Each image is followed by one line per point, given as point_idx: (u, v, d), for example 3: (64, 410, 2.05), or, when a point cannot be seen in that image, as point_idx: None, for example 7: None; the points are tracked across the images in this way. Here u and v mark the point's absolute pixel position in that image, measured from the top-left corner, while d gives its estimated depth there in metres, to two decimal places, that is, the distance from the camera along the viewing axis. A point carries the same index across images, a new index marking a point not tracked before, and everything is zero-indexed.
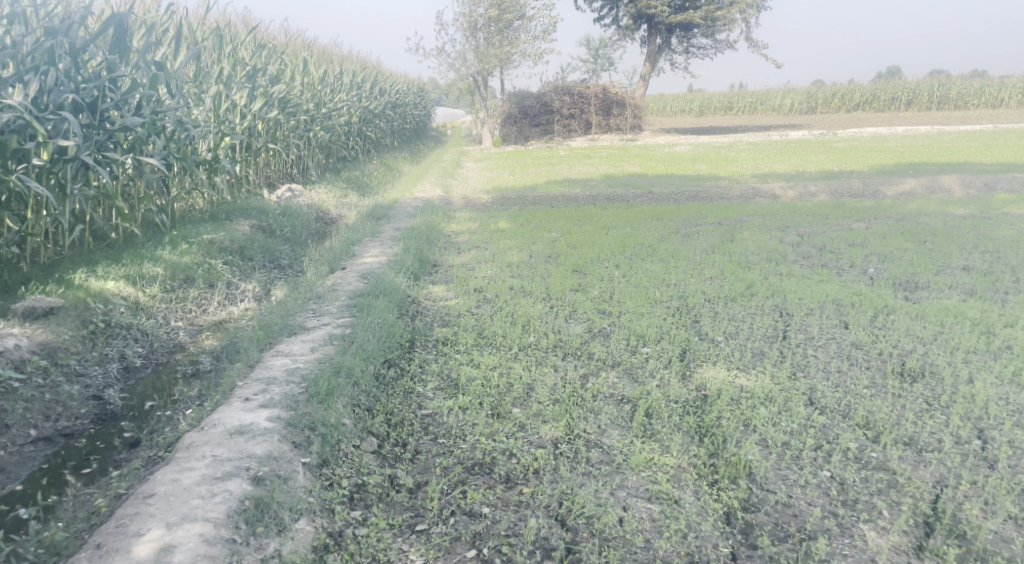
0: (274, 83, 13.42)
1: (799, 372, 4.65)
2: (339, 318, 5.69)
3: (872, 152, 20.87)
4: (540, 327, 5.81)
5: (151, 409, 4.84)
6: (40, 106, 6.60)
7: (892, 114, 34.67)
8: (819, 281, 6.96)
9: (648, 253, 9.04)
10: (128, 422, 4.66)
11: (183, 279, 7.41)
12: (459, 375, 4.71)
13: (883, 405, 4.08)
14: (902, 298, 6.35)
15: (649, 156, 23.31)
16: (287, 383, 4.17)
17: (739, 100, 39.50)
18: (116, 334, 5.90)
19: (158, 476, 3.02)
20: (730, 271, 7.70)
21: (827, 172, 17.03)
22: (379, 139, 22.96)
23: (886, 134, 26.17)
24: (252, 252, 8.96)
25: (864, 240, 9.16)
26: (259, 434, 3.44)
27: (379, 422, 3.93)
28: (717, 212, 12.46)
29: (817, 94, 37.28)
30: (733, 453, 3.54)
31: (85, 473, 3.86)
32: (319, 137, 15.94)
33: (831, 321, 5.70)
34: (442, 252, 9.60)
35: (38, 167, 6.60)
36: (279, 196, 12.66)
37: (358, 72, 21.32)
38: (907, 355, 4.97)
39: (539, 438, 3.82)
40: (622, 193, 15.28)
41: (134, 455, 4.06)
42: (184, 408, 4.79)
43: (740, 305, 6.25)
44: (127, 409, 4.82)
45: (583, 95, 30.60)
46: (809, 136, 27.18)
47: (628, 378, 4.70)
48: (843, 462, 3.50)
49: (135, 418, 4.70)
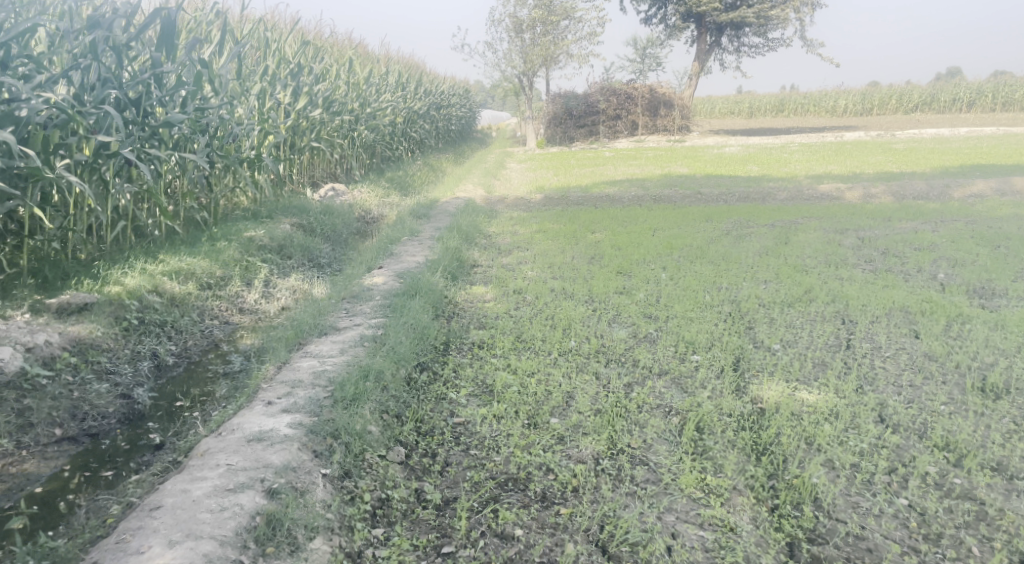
0: (320, 83, 13.44)
1: (867, 385, 4.18)
2: (372, 319, 5.49)
3: (934, 153, 19.76)
4: (582, 331, 5.50)
5: (179, 409, 4.73)
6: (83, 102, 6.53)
7: (956, 115, 33.00)
8: (883, 287, 6.43)
9: (697, 256, 8.59)
10: (154, 423, 4.57)
11: (221, 277, 7.29)
12: (494, 381, 4.44)
13: (966, 423, 3.58)
14: (979, 306, 5.76)
15: (697, 157, 22.68)
16: (312, 386, 3.97)
17: (792, 100, 38.12)
18: (150, 332, 5.84)
19: (167, 487, 2.86)
20: (786, 275, 7.24)
21: (887, 173, 16.14)
22: (424, 139, 22.95)
23: (949, 135, 24.84)
24: (291, 250, 8.82)
25: (931, 243, 8.50)
26: (278, 441, 3.26)
27: (408, 430, 3.70)
28: (771, 213, 11.87)
29: (873, 94, 35.80)
30: (794, 475, 3.16)
31: (106, 476, 3.76)
32: (364, 136, 15.95)
33: (899, 330, 5.18)
34: (481, 252, 9.37)
35: (81, 163, 6.56)
36: (323, 194, 12.67)
37: (403, 73, 21.38)
38: (989, 368, 4.42)
39: (578, 452, 3.51)
40: (669, 194, 14.77)
41: (156, 459, 3.94)
42: (210, 410, 4.67)
43: (798, 311, 5.79)
44: (154, 409, 4.74)
45: (630, 96, 30.10)
46: (866, 136, 25.98)
47: (677, 389, 4.34)
48: (922, 489, 3.06)
49: (162, 418, 4.61)
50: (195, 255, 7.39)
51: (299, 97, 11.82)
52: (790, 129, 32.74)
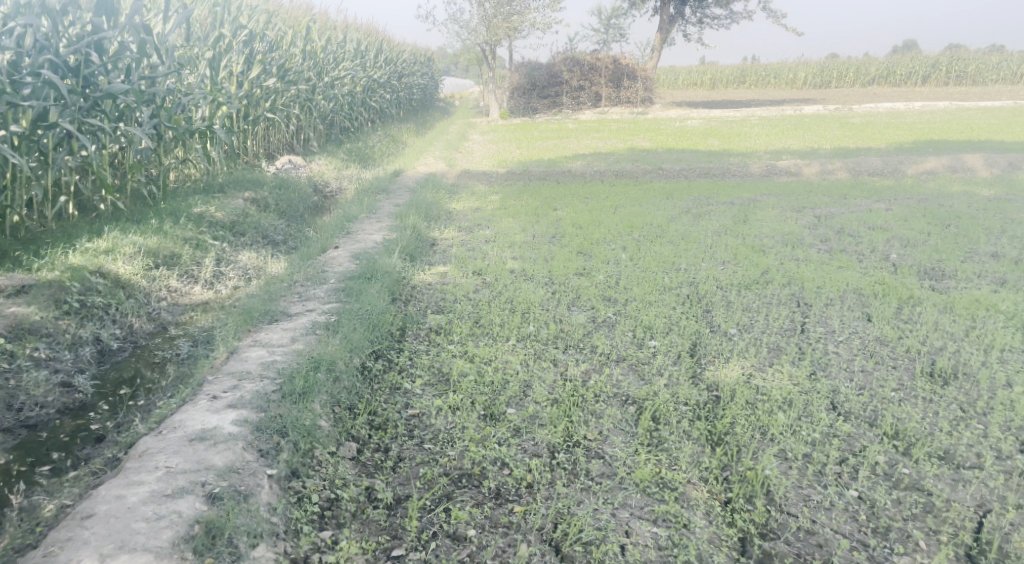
0: (274, 51, 12.87)
1: (819, 371, 4.23)
2: (325, 305, 5.33)
3: (889, 128, 20.13)
4: (540, 315, 5.44)
5: (124, 397, 4.45)
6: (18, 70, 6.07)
7: (910, 89, 33.70)
8: (837, 268, 6.52)
9: (657, 235, 8.60)
10: (97, 413, 4.27)
11: (171, 256, 6.66)
12: (451, 369, 4.35)
13: (914, 410, 3.66)
14: (928, 288, 5.88)
15: (659, 130, 22.69)
16: (261, 379, 3.82)
17: (754, 72, 38.33)
18: (93, 316, 5.27)
19: (101, 493, 2.74)
20: (744, 256, 7.29)
21: (844, 149, 16.39)
22: (384, 109, 22.34)
23: (904, 109, 25.32)
24: (244, 228, 8.25)
25: (885, 222, 8.65)
26: (221, 441, 3.13)
27: (360, 423, 3.59)
28: (730, 190, 11.95)
29: (830, 67, 36.26)
30: (747, 467, 3.18)
31: (43, 473, 3.53)
32: (321, 106, 15.42)
33: (852, 313, 5.26)
34: (441, 230, 9.20)
35: (16, 135, 6.11)
36: (279, 167, 12.24)
37: (362, 41, 20.69)
38: (937, 353, 4.51)
39: (534, 445, 3.48)
40: (631, 169, 14.73)
41: (98, 453, 3.72)
42: (158, 399, 4.39)
43: (754, 294, 5.83)
44: (98, 399, 4.42)
45: (593, 67, 29.91)
46: (825, 110, 26.33)
47: (634, 376, 4.33)
48: (871, 480, 3.11)
49: (106, 409, 4.31)
50: (142, 232, 6.78)
51: (252, 66, 11.29)
52: (751, 101, 32.99)
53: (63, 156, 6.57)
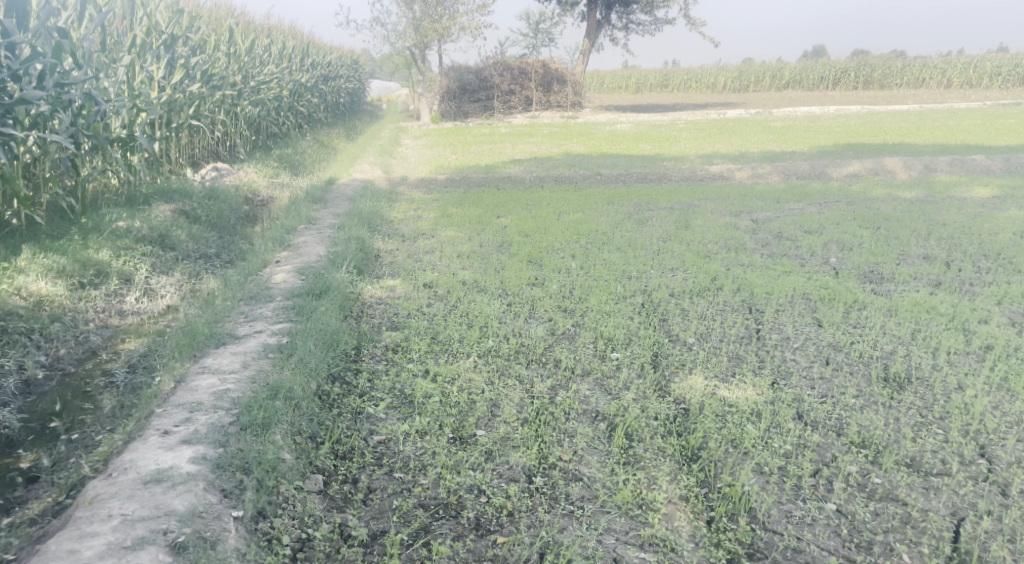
0: (197, 55, 12.21)
1: (780, 380, 4.33)
2: (274, 325, 5.03)
3: (809, 132, 21.15)
4: (500, 329, 5.32)
5: (58, 429, 3.83)
6: None
7: (823, 93, 35.59)
8: (782, 273, 6.73)
9: (603, 242, 8.65)
10: (28, 448, 3.64)
11: (97, 274, 6.13)
12: (413, 389, 4.16)
13: (877, 418, 3.84)
14: (870, 291, 6.15)
15: (592, 134, 23.03)
16: (215, 410, 3.53)
17: (676, 76, 39.51)
18: (14, 342, 4.69)
19: (49, 549, 2.43)
20: (691, 262, 7.42)
21: (771, 152, 17.09)
22: (312, 113, 21.61)
23: (820, 113, 26.70)
24: (175, 241, 7.73)
25: (819, 226, 9.02)
26: (180, 482, 2.86)
27: (325, 453, 3.37)
28: (669, 195, 12.22)
29: (748, 73, 37.86)
30: (726, 483, 3.24)
31: None
32: (248, 111, 14.74)
33: (803, 319, 5.43)
34: (385, 240, 8.95)
35: None
36: (205, 176, 11.59)
37: (287, 43, 19.96)
38: (889, 357, 4.73)
39: (509, 469, 3.37)
40: (570, 175, 14.84)
41: (34, 493, 3.14)
42: (100, 429, 3.79)
43: (707, 301, 5.92)
44: (28, 433, 3.79)
45: (524, 71, 30.06)
46: (747, 114, 27.45)
47: (601, 391, 4.30)
48: (846, 492, 3.23)
49: (39, 442, 3.69)
50: (62, 248, 6.19)
51: (175, 70, 10.67)
52: (677, 105, 34.01)
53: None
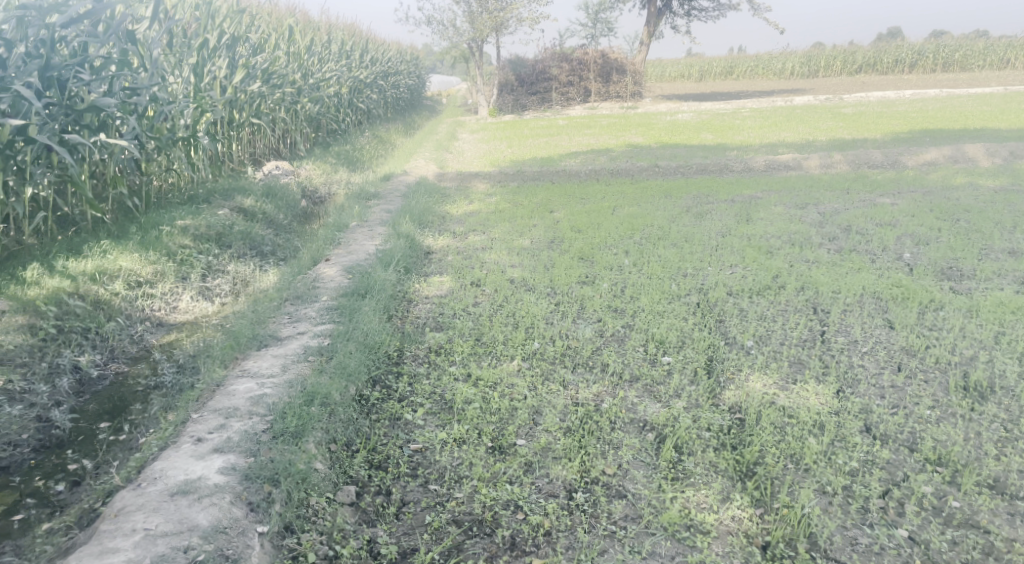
0: (258, 54, 12.47)
1: (847, 389, 3.97)
2: (317, 326, 5.01)
3: (883, 118, 19.91)
4: (546, 330, 5.13)
5: (106, 430, 3.91)
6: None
7: (899, 77, 33.50)
8: (850, 270, 6.26)
9: (659, 237, 8.31)
10: (77, 449, 3.73)
11: (153, 273, 6.27)
12: (454, 394, 4.03)
13: (956, 432, 3.46)
14: (949, 290, 5.63)
15: (651, 125, 22.40)
16: (249, 417, 3.51)
17: (741, 63, 38.07)
18: (70, 342, 4.83)
19: None
20: (751, 258, 7.01)
21: (840, 140, 16.16)
22: (372, 109, 21.87)
23: (895, 98, 25.13)
24: (231, 238, 7.86)
25: (892, 218, 8.40)
26: (206, 494, 2.82)
27: (359, 462, 3.30)
28: (729, 187, 11.69)
29: (818, 57, 36.04)
30: (784, 504, 2.96)
31: (15, 523, 3.01)
32: (308, 109, 15.00)
33: (873, 320, 5.00)
34: (435, 237, 8.89)
35: None
36: (266, 173, 11.86)
37: (347, 41, 20.22)
38: (969, 364, 4.28)
39: (549, 483, 3.20)
40: (626, 167, 14.43)
41: (77, 497, 3.20)
42: (144, 431, 3.85)
43: (767, 301, 5.55)
44: (79, 433, 3.89)
45: (582, 62, 29.58)
46: (815, 100, 26.15)
47: (650, 398, 4.06)
48: (920, 515, 2.91)
49: (86, 443, 3.78)
50: (122, 248, 6.37)
51: (236, 70, 10.92)
52: (741, 93, 32.76)
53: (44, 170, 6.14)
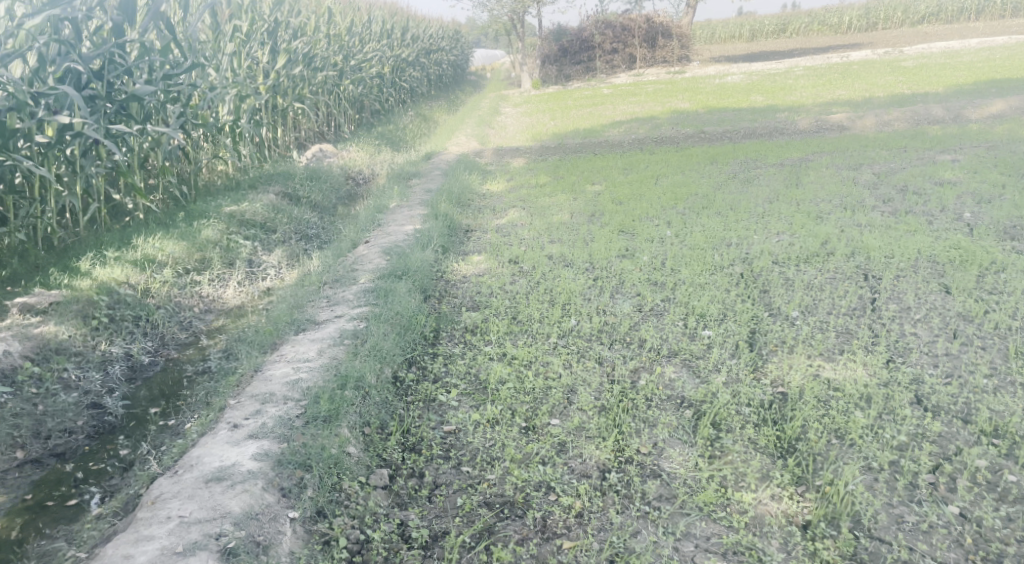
0: (298, 38, 12.55)
1: (898, 358, 3.75)
2: (354, 309, 5.06)
3: (947, 69, 18.66)
4: (582, 306, 5.04)
5: (155, 416, 4.08)
6: (43, 81, 5.88)
7: (967, 24, 31.20)
8: (905, 233, 5.91)
9: (703, 206, 8.04)
10: (127, 435, 3.90)
11: (199, 260, 6.46)
12: (488, 375, 4.00)
13: (1015, 403, 3.22)
14: (1014, 250, 5.25)
15: (697, 89, 21.63)
16: (285, 402, 3.59)
17: (795, 20, 36.24)
18: (122, 330, 5.03)
19: (108, 552, 2.50)
20: (801, 224, 6.70)
21: (899, 96, 15.23)
22: (414, 88, 21.86)
23: (960, 47, 23.50)
24: (274, 222, 8.00)
25: (953, 176, 7.88)
26: (239, 481, 2.90)
27: (392, 445, 3.34)
28: (779, 150, 11.20)
29: (877, 9, 33.96)
30: (827, 482, 2.83)
31: (70, 508, 3.19)
32: (349, 91, 15.10)
33: (928, 285, 4.71)
34: (474, 215, 8.85)
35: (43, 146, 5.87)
36: (309, 157, 12.02)
37: (387, 20, 20.17)
38: None
39: (582, 463, 3.15)
40: (671, 134, 14.01)
41: (125, 484, 3.36)
42: (189, 417, 3.99)
43: (815, 268, 5.28)
44: (129, 419, 4.07)
45: (626, 28, 28.74)
46: (873, 55, 24.70)
47: (688, 373, 3.93)
48: (974, 491, 2.73)
49: (136, 429, 3.95)
50: (170, 237, 6.57)
51: (277, 56, 11.02)
52: (794, 51, 31.25)
53: (93, 163, 6.34)
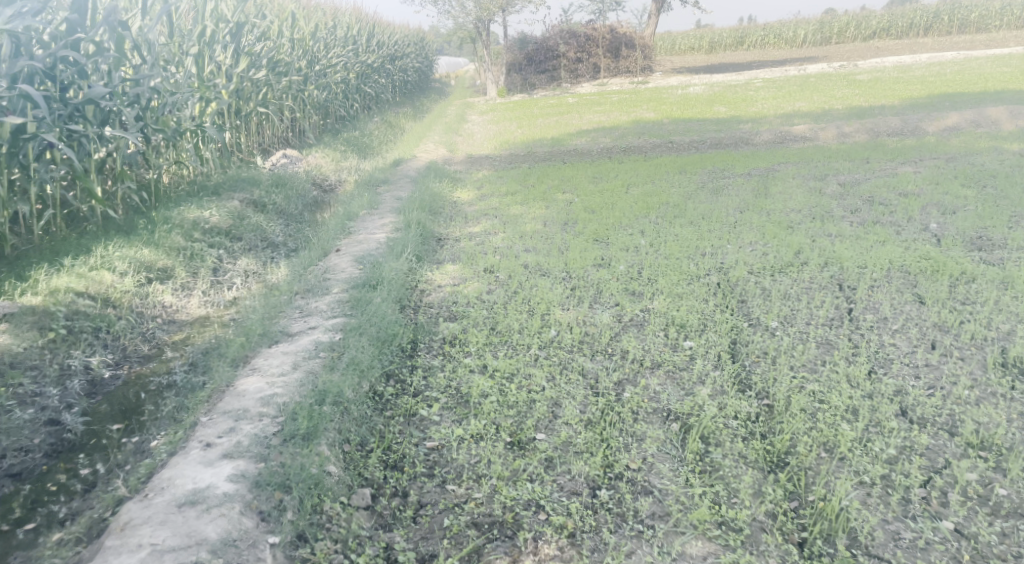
0: (261, 42, 12.26)
1: (879, 370, 3.78)
2: (328, 320, 4.91)
3: (900, 83, 19.33)
4: (562, 316, 4.97)
5: (119, 433, 3.86)
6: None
7: (915, 40, 32.44)
8: (875, 243, 6.03)
9: (675, 215, 8.10)
10: (88, 453, 3.67)
11: (162, 269, 6.20)
12: (470, 388, 3.90)
13: (998, 414, 3.27)
14: (980, 261, 5.39)
15: (662, 99, 21.95)
16: (259, 419, 3.48)
17: (752, 32, 37.19)
18: (81, 342, 4.77)
19: None
20: (772, 234, 6.79)
21: (858, 108, 15.70)
22: (380, 94, 21.64)
23: (911, 62, 24.40)
24: (240, 230, 7.75)
25: (916, 187, 8.10)
26: (215, 505, 2.78)
27: (373, 463, 3.21)
28: (745, 160, 11.39)
29: (831, 24, 35.09)
30: (820, 497, 2.81)
31: (27, 534, 2.96)
32: (314, 97, 14.83)
33: (902, 295, 4.79)
34: (446, 223, 8.73)
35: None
36: (274, 162, 11.73)
37: (352, 25, 19.92)
38: (1006, 339, 4.08)
39: (571, 480, 3.07)
40: (639, 143, 14.13)
41: (87, 507, 3.14)
42: (155, 434, 3.78)
43: (791, 278, 5.33)
44: (90, 436, 3.83)
45: (590, 38, 29.01)
46: (829, 68, 25.46)
47: (673, 386, 3.89)
48: (966, 505, 2.74)
49: (98, 447, 3.72)
50: (131, 245, 6.29)
51: (240, 59, 10.72)
52: (753, 64, 32.03)
53: (48, 168, 6.03)
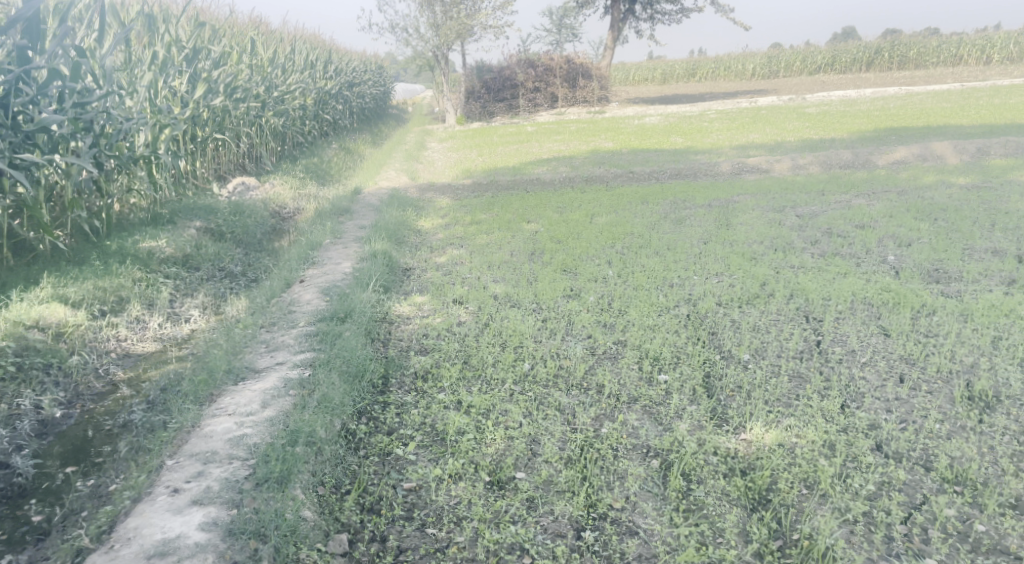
0: (219, 67, 12.04)
1: (852, 403, 3.86)
2: (296, 356, 4.75)
3: (846, 117, 20.25)
4: (535, 349, 4.93)
5: (73, 476, 3.62)
6: None
7: (857, 75, 34.10)
8: (836, 275, 6.20)
9: (640, 245, 8.20)
10: (39, 499, 3.42)
11: (116, 301, 5.93)
12: (446, 424, 3.80)
13: (969, 448, 3.36)
14: (938, 293, 5.60)
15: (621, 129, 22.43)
16: (230, 461, 3.33)
17: (703, 65, 38.52)
18: (30, 380, 4.49)
19: None
20: (736, 265, 6.94)
21: (809, 141, 16.34)
22: (339, 120, 21.49)
23: (855, 97, 25.61)
24: (199, 260, 7.51)
25: (871, 219, 8.42)
26: (186, 557, 2.65)
27: (349, 506, 3.09)
28: (705, 191, 11.68)
29: (778, 59, 36.65)
30: (805, 536, 2.82)
31: None
32: (273, 123, 14.62)
33: (868, 327, 4.93)
34: (412, 253, 8.64)
35: None
36: (233, 189, 11.47)
37: (311, 52, 19.80)
38: (969, 372, 4.22)
39: (555, 521, 3.01)
40: (600, 173, 14.35)
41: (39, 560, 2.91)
42: (112, 477, 3.56)
43: (758, 310, 5.43)
44: (41, 480, 3.58)
45: (549, 68, 29.56)
46: (779, 101, 26.52)
47: (650, 421, 3.88)
48: (946, 541, 2.79)
49: (50, 492, 3.48)
50: (83, 276, 6.01)
51: (197, 85, 10.50)
52: (706, 96, 33.11)
53: None
